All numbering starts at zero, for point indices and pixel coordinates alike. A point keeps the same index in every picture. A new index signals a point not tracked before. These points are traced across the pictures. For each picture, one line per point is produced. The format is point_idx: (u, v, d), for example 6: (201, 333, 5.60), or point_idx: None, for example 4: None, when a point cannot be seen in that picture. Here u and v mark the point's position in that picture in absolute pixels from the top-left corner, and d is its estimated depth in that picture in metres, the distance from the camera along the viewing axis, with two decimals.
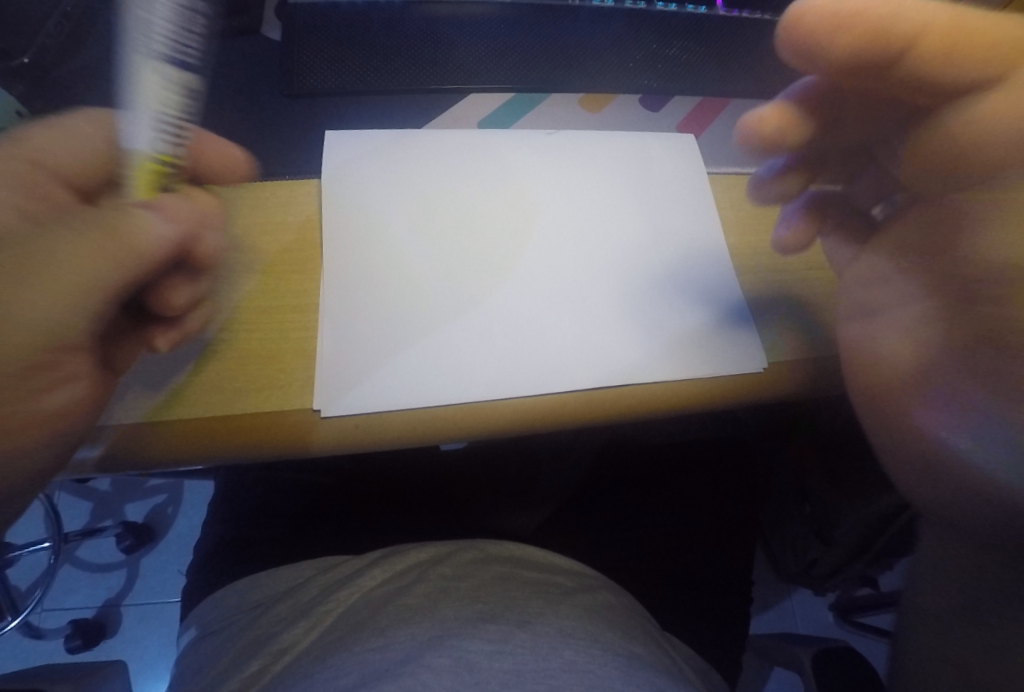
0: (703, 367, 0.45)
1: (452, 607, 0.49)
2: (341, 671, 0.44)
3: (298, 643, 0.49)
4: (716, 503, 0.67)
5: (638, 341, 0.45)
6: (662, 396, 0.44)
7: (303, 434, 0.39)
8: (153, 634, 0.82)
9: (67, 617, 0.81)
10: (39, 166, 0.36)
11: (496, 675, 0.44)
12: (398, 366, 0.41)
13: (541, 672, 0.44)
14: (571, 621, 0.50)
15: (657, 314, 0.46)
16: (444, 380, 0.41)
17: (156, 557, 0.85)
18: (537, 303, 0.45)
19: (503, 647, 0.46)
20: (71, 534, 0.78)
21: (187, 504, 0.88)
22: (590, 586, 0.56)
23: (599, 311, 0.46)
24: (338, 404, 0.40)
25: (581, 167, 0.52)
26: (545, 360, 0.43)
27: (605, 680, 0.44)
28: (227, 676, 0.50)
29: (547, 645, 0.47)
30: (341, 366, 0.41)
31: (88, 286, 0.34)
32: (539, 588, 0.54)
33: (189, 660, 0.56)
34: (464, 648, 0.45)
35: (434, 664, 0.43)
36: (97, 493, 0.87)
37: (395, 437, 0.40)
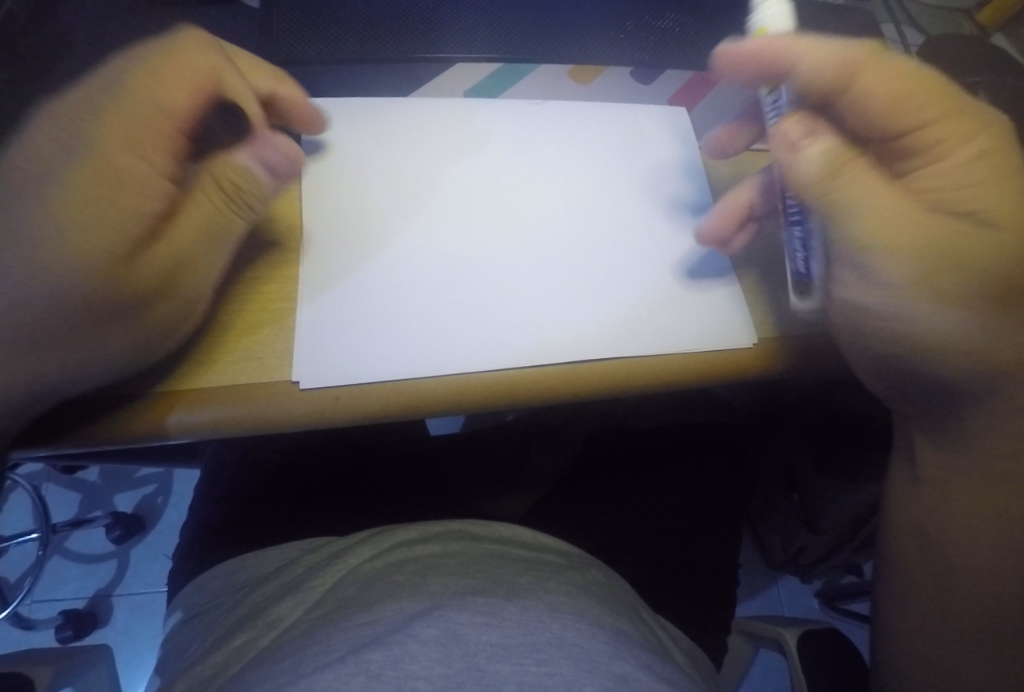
0: (675, 337, 0.40)
1: (440, 581, 0.40)
2: (328, 645, 0.35)
3: (283, 621, 0.40)
4: (711, 488, 0.63)
5: (608, 301, 0.40)
6: (626, 372, 0.39)
7: (280, 405, 0.35)
8: (143, 623, 0.82)
9: (57, 608, 0.83)
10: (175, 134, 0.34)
11: (483, 649, 0.35)
12: (375, 333, 0.37)
13: (529, 647, 0.36)
14: (562, 596, 0.40)
15: (629, 267, 0.41)
16: (424, 347, 0.37)
17: (145, 548, 0.86)
18: (505, 262, 0.40)
19: (492, 620, 0.37)
20: (59, 525, 0.79)
21: (177, 495, 0.88)
22: (581, 563, 0.46)
23: (567, 265, 0.41)
24: (317, 373, 0.36)
25: (554, 104, 0.46)
26: (508, 320, 0.39)
27: (600, 659, 0.36)
28: (201, 659, 0.41)
29: (535, 618, 0.38)
30: (322, 341, 0.37)
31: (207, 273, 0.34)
32: (535, 561, 0.44)
33: (174, 645, 0.47)
34: (453, 620, 0.36)
35: (421, 634, 0.35)
36: (86, 484, 0.88)
37: (377, 410, 0.36)
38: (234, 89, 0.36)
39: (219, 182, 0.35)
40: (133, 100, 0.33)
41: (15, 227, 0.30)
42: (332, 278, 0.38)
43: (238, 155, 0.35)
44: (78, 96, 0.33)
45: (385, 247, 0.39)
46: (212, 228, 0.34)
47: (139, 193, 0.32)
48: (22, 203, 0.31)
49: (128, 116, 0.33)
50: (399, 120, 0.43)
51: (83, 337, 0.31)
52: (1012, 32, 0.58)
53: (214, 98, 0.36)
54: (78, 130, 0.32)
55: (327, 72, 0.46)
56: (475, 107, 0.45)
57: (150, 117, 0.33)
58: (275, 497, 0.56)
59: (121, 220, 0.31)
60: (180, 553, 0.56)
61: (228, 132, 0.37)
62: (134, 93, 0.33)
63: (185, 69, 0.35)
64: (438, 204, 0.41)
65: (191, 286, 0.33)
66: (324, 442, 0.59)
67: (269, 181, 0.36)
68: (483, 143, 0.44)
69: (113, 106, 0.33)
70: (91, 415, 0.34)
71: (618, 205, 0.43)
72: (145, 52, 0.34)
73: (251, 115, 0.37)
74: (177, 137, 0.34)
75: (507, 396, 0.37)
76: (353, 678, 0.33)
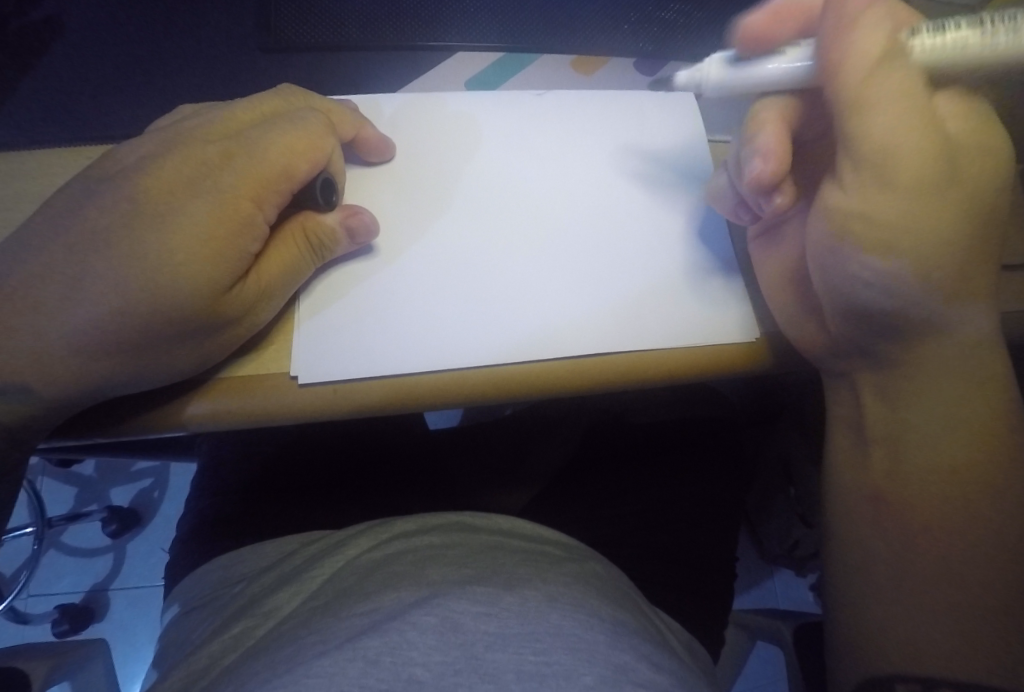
0: (675, 331, 0.40)
1: (439, 571, 0.40)
2: (326, 634, 0.35)
3: (280, 610, 0.40)
4: (710, 481, 0.63)
5: (609, 293, 0.40)
6: (625, 364, 0.39)
7: (280, 397, 0.36)
8: (141, 617, 0.82)
9: (54, 602, 0.83)
10: (234, 164, 0.36)
11: (481, 638, 0.35)
12: (376, 326, 0.37)
13: (527, 636, 0.36)
14: (560, 587, 0.40)
15: (632, 260, 0.41)
16: (426, 340, 0.37)
17: (141, 542, 0.86)
18: (505, 254, 0.40)
19: (491, 609, 0.37)
20: (55, 519, 0.79)
21: (173, 489, 0.88)
22: (580, 555, 0.46)
23: (571, 260, 0.41)
24: (319, 368, 0.36)
25: (554, 95, 0.46)
26: (510, 313, 0.39)
27: (596, 647, 0.36)
28: (198, 649, 0.41)
29: (533, 608, 0.38)
30: (324, 334, 0.37)
31: (268, 295, 0.35)
32: (534, 553, 0.44)
33: (170, 638, 0.47)
34: (451, 608, 0.36)
35: (419, 622, 0.35)
36: (82, 478, 0.88)
37: (378, 402, 0.36)
38: (339, 157, 0.39)
39: (305, 232, 0.37)
40: (261, 152, 0.36)
41: (85, 249, 0.33)
42: (341, 274, 0.39)
43: (329, 216, 0.37)
44: (214, 146, 0.36)
45: (392, 243, 0.40)
46: (294, 269, 0.36)
47: (243, 233, 0.34)
48: (137, 229, 0.33)
49: (255, 167, 0.36)
50: (406, 115, 0.44)
51: (159, 350, 0.33)
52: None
53: (321, 170, 0.38)
54: (209, 175, 0.35)
55: (326, 71, 0.46)
56: (478, 101, 0.45)
57: (272, 171, 0.36)
58: (274, 490, 0.56)
59: (220, 255, 0.33)
60: (177, 546, 0.56)
61: (325, 194, 0.38)
62: (265, 145, 0.36)
63: (307, 142, 0.37)
64: (439, 197, 0.41)
65: (263, 317, 0.35)
66: (324, 435, 0.59)
67: (348, 244, 0.38)
68: (491, 138, 0.43)
69: (243, 154, 0.36)
70: (120, 408, 0.35)
71: (626, 199, 0.43)
72: (278, 124, 0.38)
73: (343, 180, 0.40)
74: (288, 195, 0.36)
75: (507, 388, 0.38)
76: (351, 664, 0.33)
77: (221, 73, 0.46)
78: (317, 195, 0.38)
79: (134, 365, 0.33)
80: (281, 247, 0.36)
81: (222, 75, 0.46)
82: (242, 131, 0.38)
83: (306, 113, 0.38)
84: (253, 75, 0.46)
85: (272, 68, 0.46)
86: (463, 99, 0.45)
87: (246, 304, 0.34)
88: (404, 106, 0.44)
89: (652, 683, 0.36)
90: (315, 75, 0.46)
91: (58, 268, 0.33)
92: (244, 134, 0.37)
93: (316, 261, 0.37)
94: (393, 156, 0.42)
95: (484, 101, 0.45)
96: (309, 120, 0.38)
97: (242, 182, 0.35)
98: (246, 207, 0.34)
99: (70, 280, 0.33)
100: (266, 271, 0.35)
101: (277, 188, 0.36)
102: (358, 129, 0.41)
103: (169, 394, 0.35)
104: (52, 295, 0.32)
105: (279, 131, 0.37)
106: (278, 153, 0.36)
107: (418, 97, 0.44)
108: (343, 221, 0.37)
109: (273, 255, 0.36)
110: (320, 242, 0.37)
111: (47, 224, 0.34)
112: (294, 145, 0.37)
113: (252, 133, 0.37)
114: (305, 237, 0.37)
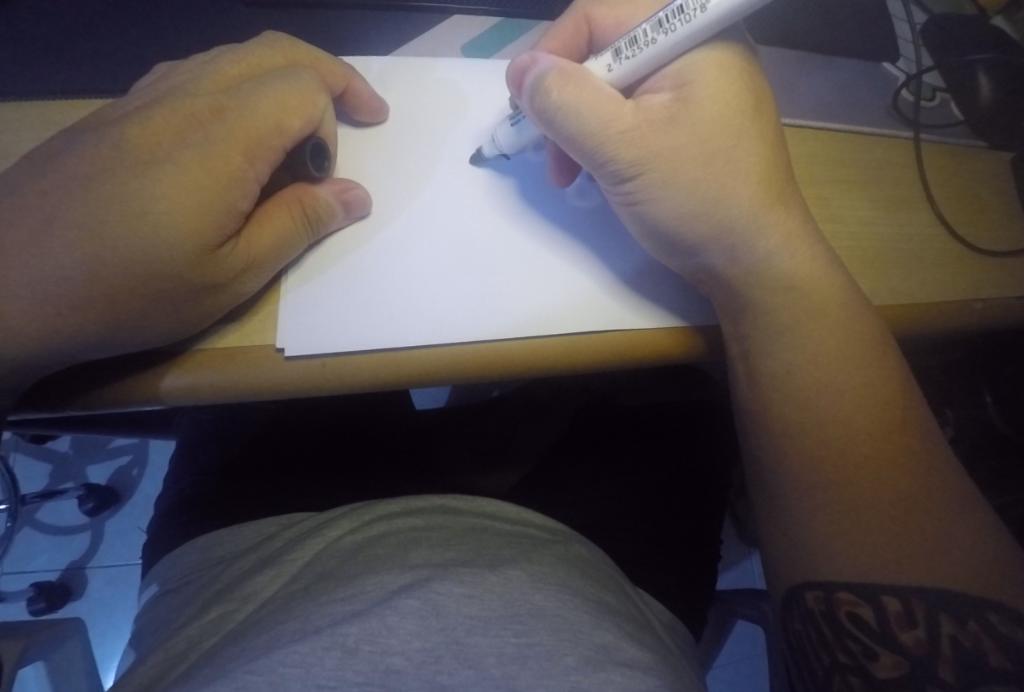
0: (663, 312, 0.39)
1: (421, 553, 0.39)
2: (304, 621, 0.35)
3: (260, 594, 0.39)
4: (694, 464, 0.64)
5: (598, 272, 0.40)
6: (611, 343, 0.38)
7: (262, 373, 0.35)
8: (119, 595, 0.81)
9: (31, 579, 0.81)
10: (223, 118, 0.34)
11: (462, 622, 0.35)
12: (361, 300, 0.37)
13: (509, 618, 0.35)
14: (542, 568, 0.40)
15: (623, 237, 0.41)
16: (412, 316, 0.37)
17: (120, 519, 0.85)
18: (492, 229, 0.40)
19: (474, 590, 0.37)
20: (30, 497, 0.77)
21: (153, 466, 0.86)
22: (565, 537, 0.46)
23: (561, 238, 0.40)
24: (304, 341, 0.35)
25: None
26: (495, 289, 0.38)
27: (579, 628, 0.36)
28: (173, 634, 0.40)
29: (514, 589, 0.37)
30: (309, 308, 0.36)
31: (258, 262, 0.34)
32: (519, 535, 0.44)
33: (146, 621, 0.46)
34: (433, 590, 0.36)
35: (400, 606, 0.35)
36: (57, 454, 0.86)
37: (366, 378, 0.36)
38: (331, 118, 0.38)
39: (302, 204, 0.35)
40: (253, 108, 0.35)
41: (56, 218, 0.31)
42: (327, 248, 0.37)
43: (323, 189, 0.36)
44: (204, 98, 0.35)
45: (385, 217, 0.39)
46: (287, 241, 0.35)
47: (230, 188, 0.33)
48: (116, 187, 0.32)
49: (245, 120, 0.34)
50: (398, 82, 0.42)
51: (137, 315, 0.32)
52: (1012, 16, 0.56)
53: (311, 133, 0.37)
54: (199, 128, 0.34)
55: (313, 24, 0.44)
56: (471, 70, 0.44)
57: (263, 126, 0.35)
58: (260, 466, 0.55)
59: (205, 215, 0.32)
60: (154, 525, 0.55)
61: (316, 159, 0.37)
62: (256, 98, 0.35)
63: (299, 98, 0.36)
64: (426, 170, 0.40)
65: (247, 289, 0.34)
66: (314, 412, 0.59)
67: (342, 217, 0.37)
68: (485, 111, 0.43)
69: (234, 107, 0.35)
70: (93, 383, 0.34)
71: (566, 192, 0.42)
72: (270, 78, 0.36)
73: (334, 144, 0.39)
74: (281, 152, 0.35)
75: (494, 365, 0.37)
76: (328, 653, 0.33)
77: (197, 20, 0.43)
78: (309, 161, 0.37)
79: (109, 337, 0.32)
80: (271, 214, 0.35)
81: (197, 21, 0.43)
82: (232, 84, 0.36)
83: (300, 70, 0.37)
84: (234, 27, 0.43)
85: (253, 19, 0.43)
86: (455, 69, 0.43)
87: (232, 272, 0.33)
88: (398, 74, 0.43)
89: (635, 662, 0.36)
90: (301, 31, 0.44)
91: (25, 238, 0.31)
92: (229, 88, 0.36)
93: (311, 238, 0.36)
94: (384, 117, 0.41)
95: (478, 71, 0.44)
96: (297, 76, 0.37)
97: (229, 138, 0.34)
98: (235, 161, 0.33)
99: (38, 252, 0.31)
100: (255, 237, 0.34)
101: (268, 145, 0.35)
102: (353, 90, 0.40)
103: (145, 371, 0.34)
104: (19, 264, 0.31)
105: (268, 85, 0.36)
106: (267, 108, 0.35)
107: (412, 63, 0.43)
108: (336, 198, 0.36)
109: (264, 221, 0.35)
110: (313, 214, 0.36)
111: (14, 187, 0.33)
112: (286, 101, 0.35)
113: (243, 86, 0.36)
114: (299, 205, 0.35)
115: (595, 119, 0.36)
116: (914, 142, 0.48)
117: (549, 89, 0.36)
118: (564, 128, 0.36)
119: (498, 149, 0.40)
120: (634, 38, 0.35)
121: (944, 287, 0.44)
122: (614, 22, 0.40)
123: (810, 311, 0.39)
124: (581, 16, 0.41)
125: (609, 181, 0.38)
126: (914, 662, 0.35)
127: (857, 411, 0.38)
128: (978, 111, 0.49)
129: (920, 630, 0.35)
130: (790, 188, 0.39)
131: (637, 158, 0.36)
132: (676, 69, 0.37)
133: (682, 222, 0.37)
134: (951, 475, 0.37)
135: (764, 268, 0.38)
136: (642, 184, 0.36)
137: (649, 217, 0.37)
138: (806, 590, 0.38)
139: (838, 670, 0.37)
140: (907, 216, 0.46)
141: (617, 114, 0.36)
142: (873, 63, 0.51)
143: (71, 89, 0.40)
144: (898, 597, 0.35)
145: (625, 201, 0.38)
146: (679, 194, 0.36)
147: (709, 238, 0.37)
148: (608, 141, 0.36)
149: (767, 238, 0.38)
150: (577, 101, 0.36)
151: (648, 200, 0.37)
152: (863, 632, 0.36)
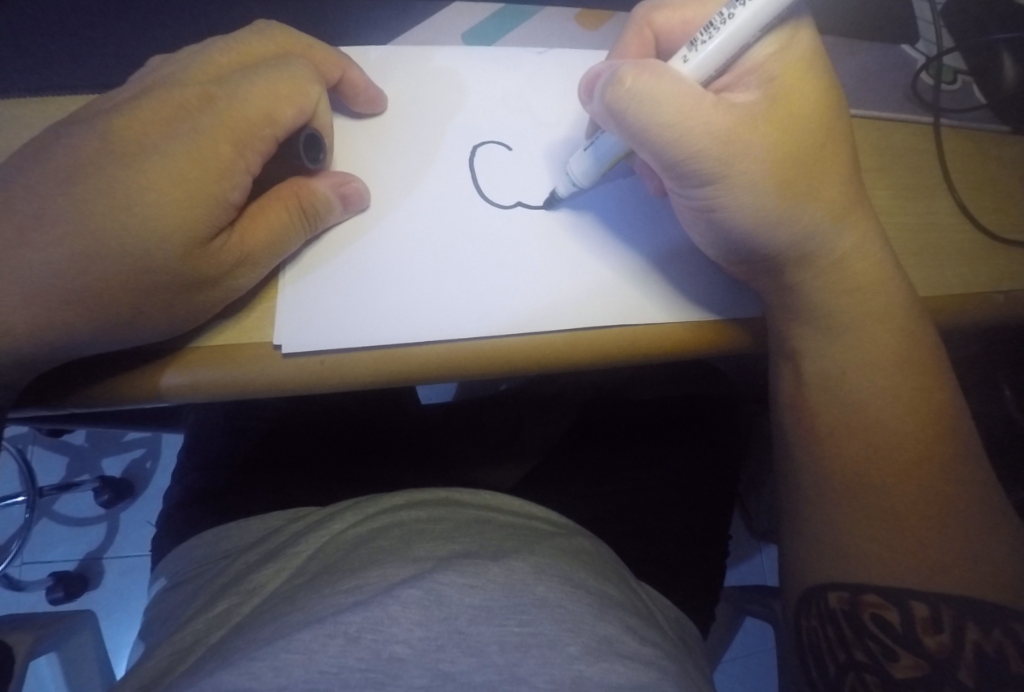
0: (670, 305, 0.38)
1: (425, 546, 0.39)
2: (306, 611, 0.34)
3: (264, 587, 0.39)
4: (704, 458, 0.63)
5: (604, 264, 0.39)
6: (616, 337, 0.37)
7: (260, 367, 0.35)
8: (134, 585, 0.83)
9: (49, 569, 0.83)
10: (209, 108, 0.34)
11: (465, 611, 0.34)
12: (358, 297, 0.36)
13: (512, 608, 0.35)
14: (547, 560, 0.40)
15: (626, 229, 0.40)
16: (412, 314, 0.36)
17: (134, 512, 0.86)
18: (492, 221, 0.39)
19: (476, 581, 0.36)
20: (46, 489, 0.79)
21: (166, 459, 0.87)
22: (569, 530, 0.46)
23: (563, 231, 0.39)
24: (301, 340, 0.35)
25: (557, 52, 0.44)
26: (492, 283, 0.37)
27: (579, 618, 0.36)
28: (180, 627, 0.40)
29: (518, 579, 0.37)
30: (304, 308, 0.36)
31: (251, 256, 0.34)
32: (523, 527, 0.43)
33: (155, 611, 0.47)
34: (436, 580, 0.36)
35: (403, 596, 0.34)
36: (73, 448, 0.87)
37: (364, 376, 0.35)
38: (326, 110, 0.37)
39: (299, 199, 0.35)
40: (243, 97, 0.34)
41: (51, 212, 0.31)
42: (325, 243, 0.37)
43: (321, 182, 0.36)
44: (193, 88, 0.34)
45: (384, 209, 0.38)
46: (282, 236, 0.35)
47: (219, 178, 0.33)
48: (109, 180, 0.32)
49: (235, 109, 0.34)
50: (401, 74, 0.42)
51: (133, 308, 0.32)
52: None
53: (305, 123, 0.37)
54: (186, 117, 0.33)
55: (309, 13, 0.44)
56: (472, 57, 0.42)
57: (252, 114, 0.34)
58: (265, 461, 0.55)
59: (198, 207, 0.32)
60: (161, 519, 0.55)
61: (311, 152, 0.37)
62: (247, 88, 0.35)
63: (291, 87, 0.35)
64: (424, 162, 0.40)
65: (242, 283, 0.34)
66: (322, 406, 0.59)
67: (340, 211, 0.36)
68: (487, 100, 0.42)
69: (223, 97, 0.34)
70: (92, 380, 0.34)
71: (582, 201, 0.40)
72: (262, 68, 0.36)
73: (330, 137, 0.38)
74: (272, 143, 0.35)
75: (493, 361, 0.36)
76: (331, 641, 0.32)
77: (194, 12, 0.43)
78: (303, 153, 0.37)
79: (107, 330, 0.32)
80: (264, 208, 0.34)
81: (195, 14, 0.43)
82: (224, 74, 0.36)
83: (293, 60, 0.36)
84: None
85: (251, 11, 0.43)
86: (459, 58, 0.42)
87: (225, 267, 0.33)
88: (400, 64, 0.42)
89: (637, 656, 0.36)
90: None
91: (21, 231, 0.31)
92: (216, 78, 0.35)
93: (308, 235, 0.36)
94: (383, 107, 0.40)
95: (478, 58, 0.43)
96: (286, 67, 0.36)
97: (220, 127, 0.33)
98: (225, 151, 0.33)
99: (35, 244, 0.31)
100: (247, 232, 0.34)
101: (259, 135, 0.34)
102: (346, 77, 0.39)
103: (144, 367, 0.34)
104: (14, 256, 0.31)
105: (258, 73, 0.35)
106: (257, 98, 0.34)
107: (416, 54, 0.42)
108: (332, 191, 0.36)
109: (257, 214, 0.34)
110: (308, 210, 0.35)
111: (9, 180, 0.32)
112: (276, 90, 0.35)
113: (233, 76, 0.35)
114: (295, 199, 0.35)
115: (679, 111, 0.33)
116: (934, 126, 0.46)
117: (623, 80, 0.33)
118: (642, 125, 0.33)
119: (574, 183, 0.38)
120: (709, 23, 0.34)
121: (962, 277, 0.42)
122: (680, 22, 0.39)
123: (824, 300, 0.37)
124: (644, 24, 0.39)
125: (682, 183, 0.35)
126: (936, 667, 0.34)
127: (884, 404, 0.37)
128: (1000, 93, 0.47)
129: (945, 635, 0.34)
130: (859, 187, 0.37)
131: (720, 155, 0.33)
132: (754, 65, 0.35)
133: (764, 220, 0.35)
134: (966, 470, 0.36)
135: (794, 258, 0.36)
136: (726, 182, 0.34)
137: (728, 217, 0.35)
138: (829, 590, 0.37)
139: (853, 668, 0.36)
140: (924, 204, 0.44)
141: (699, 106, 0.33)
142: (888, 44, 0.49)
143: (66, 86, 0.40)
144: (927, 603, 0.34)
145: (700, 206, 0.35)
146: (758, 190, 0.34)
147: (784, 236, 0.35)
148: (696, 135, 0.33)
149: (811, 223, 0.35)
150: (655, 93, 0.33)
151: (731, 200, 0.34)
152: (886, 634, 0.35)
